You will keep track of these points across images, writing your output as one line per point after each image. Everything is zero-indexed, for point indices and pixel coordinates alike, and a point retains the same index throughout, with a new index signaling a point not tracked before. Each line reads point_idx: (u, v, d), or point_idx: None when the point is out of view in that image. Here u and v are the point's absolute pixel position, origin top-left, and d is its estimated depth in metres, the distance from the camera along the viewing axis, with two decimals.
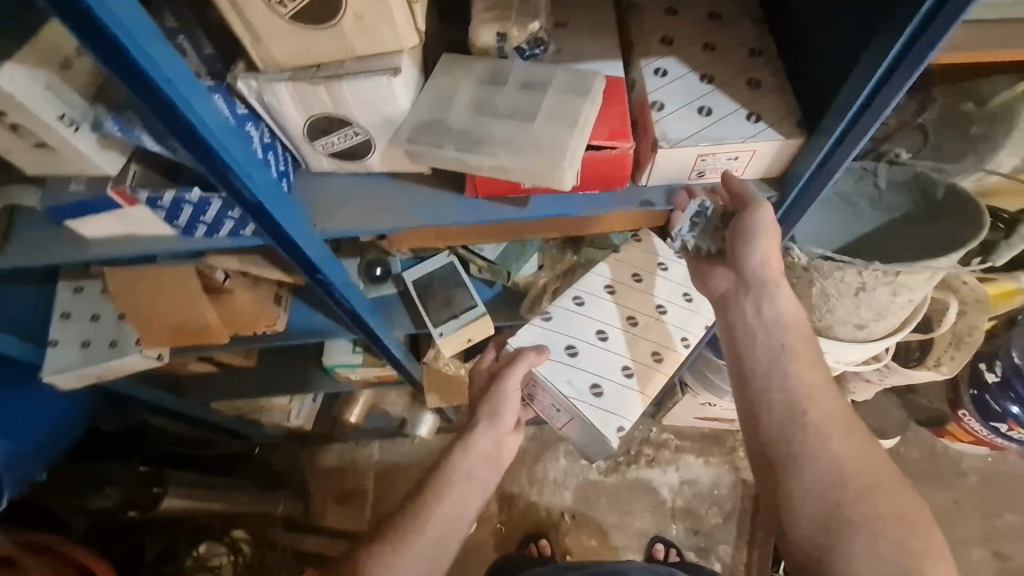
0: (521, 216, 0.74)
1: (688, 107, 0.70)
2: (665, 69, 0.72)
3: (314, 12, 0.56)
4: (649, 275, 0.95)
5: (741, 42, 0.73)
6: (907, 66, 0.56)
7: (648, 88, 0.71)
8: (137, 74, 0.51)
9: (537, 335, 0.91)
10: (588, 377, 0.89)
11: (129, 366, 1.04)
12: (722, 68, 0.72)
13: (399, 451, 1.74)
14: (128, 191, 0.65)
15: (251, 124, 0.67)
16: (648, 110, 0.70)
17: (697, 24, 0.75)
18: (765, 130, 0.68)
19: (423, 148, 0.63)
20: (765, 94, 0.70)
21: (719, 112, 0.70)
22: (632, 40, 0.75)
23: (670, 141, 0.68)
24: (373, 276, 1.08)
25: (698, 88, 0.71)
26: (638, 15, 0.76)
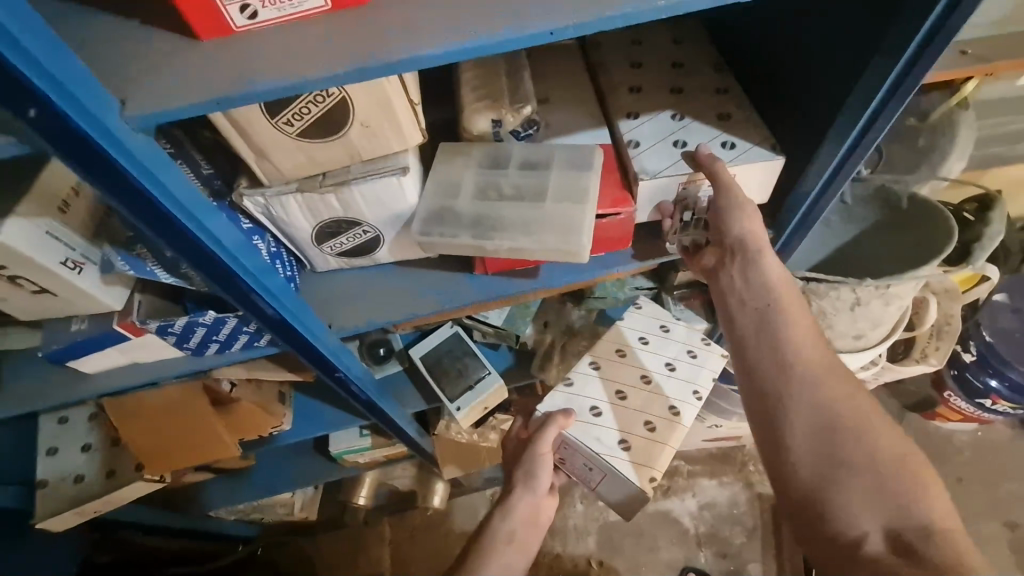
0: (533, 287, 0.75)
1: (663, 142, 0.72)
2: (637, 112, 0.74)
3: (323, 126, 0.56)
4: (655, 337, 0.98)
5: (705, 81, 0.77)
6: (897, 97, 0.61)
7: (623, 130, 0.72)
8: (158, 212, 0.47)
9: (561, 399, 0.91)
10: (615, 434, 0.89)
11: (129, 495, 0.96)
12: (690, 105, 0.75)
13: (411, 526, 1.67)
14: (136, 323, 0.63)
15: (258, 236, 0.66)
16: (625, 147, 0.72)
17: (664, 68, 0.78)
18: (741, 155, 0.71)
19: (437, 239, 0.65)
20: (740, 123, 0.73)
21: (694, 142, 0.72)
22: (603, 89, 0.77)
23: (650, 175, 0.69)
24: (376, 356, 1.05)
25: (668, 123, 0.73)
26: (604, 71, 0.78)
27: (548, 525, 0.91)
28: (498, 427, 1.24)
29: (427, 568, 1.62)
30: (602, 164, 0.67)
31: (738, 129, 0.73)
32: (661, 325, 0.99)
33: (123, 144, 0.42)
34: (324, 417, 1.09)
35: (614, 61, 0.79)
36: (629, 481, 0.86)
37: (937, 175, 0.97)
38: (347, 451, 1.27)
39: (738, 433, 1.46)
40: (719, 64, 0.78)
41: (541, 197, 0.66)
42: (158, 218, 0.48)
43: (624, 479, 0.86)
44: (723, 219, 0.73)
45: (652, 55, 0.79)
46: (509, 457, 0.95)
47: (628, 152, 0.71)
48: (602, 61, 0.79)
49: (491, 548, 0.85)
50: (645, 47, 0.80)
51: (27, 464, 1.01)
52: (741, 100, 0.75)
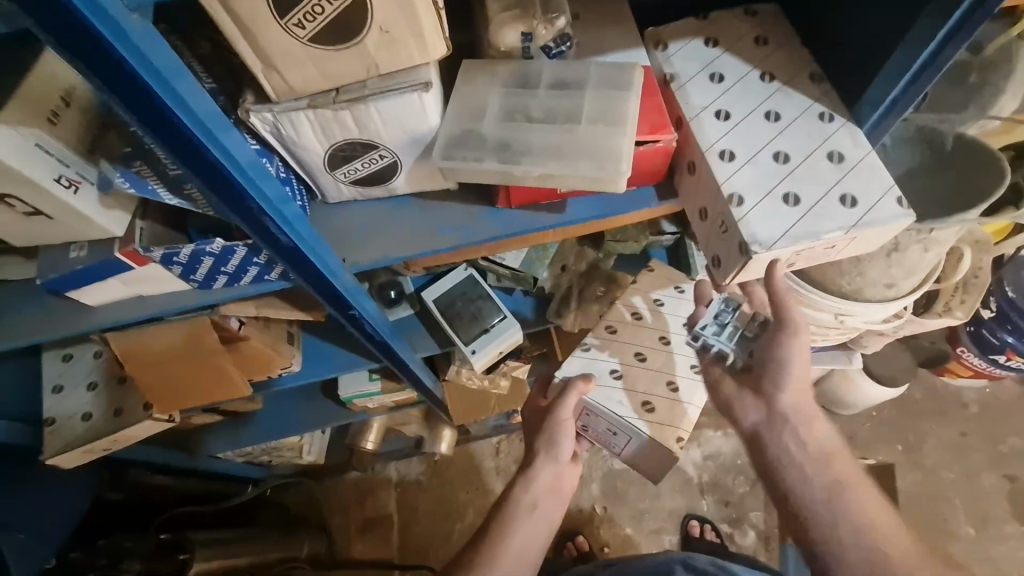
0: (559, 223, 0.70)
1: (771, 197, 0.64)
2: (727, 112, 0.67)
3: (336, 32, 0.50)
4: (669, 299, 0.97)
5: (805, 107, 0.68)
6: (960, 38, 0.55)
7: (710, 138, 0.66)
8: (163, 115, 0.42)
9: (580, 366, 0.93)
10: (636, 396, 0.91)
11: (139, 433, 0.94)
12: (795, 142, 0.66)
13: (419, 470, 1.71)
14: (139, 250, 0.58)
15: (266, 159, 0.61)
16: (717, 158, 0.65)
17: (757, 92, 0.69)
18: (864, 215, 0.63)
19: (460, 165, 0.60)
20: (857, 171, 0.65)
21: (807, 199, 0.64)
22: (687, 119, 0.67)
23: (766, 246, 0.62)
24: (387, 299, 1.01)
25: (776, 172, 0.65)
26: (685, 94, 0.68)
27: (570, 495, 0.92)
28: (508, 373, 1.23)
29: (434, 512, 1.67)
30: (641, 86, 0.62)
31: (855, 178, 0.64)
32: (674, 285, 0.99)
33: (117, 26, 0.35)
34: (335, 360, 1.07)
35: (691, 76, 0.69)
36: (655, 441, 0.90)
37: (987, 114, 0.91)
38: (356, 395, 1.26)
39: None
40: (816, 79, 0.69)
41: (575, 120, 0.61)
42: (161, 124, 0.43)
43: (651, 440, 0.90)
44: (779, 365, 0.79)
45: (740, 72, 0.70)
46: (528, 425, 0.96)
47: (732, 212, 0.63)
48: (680, 77, 0.69)
49: (512, 516, 0.85)
50: (725, 56, 0.71)
51: (31, 400, 0.99)
52: (854, 137, 0.66)
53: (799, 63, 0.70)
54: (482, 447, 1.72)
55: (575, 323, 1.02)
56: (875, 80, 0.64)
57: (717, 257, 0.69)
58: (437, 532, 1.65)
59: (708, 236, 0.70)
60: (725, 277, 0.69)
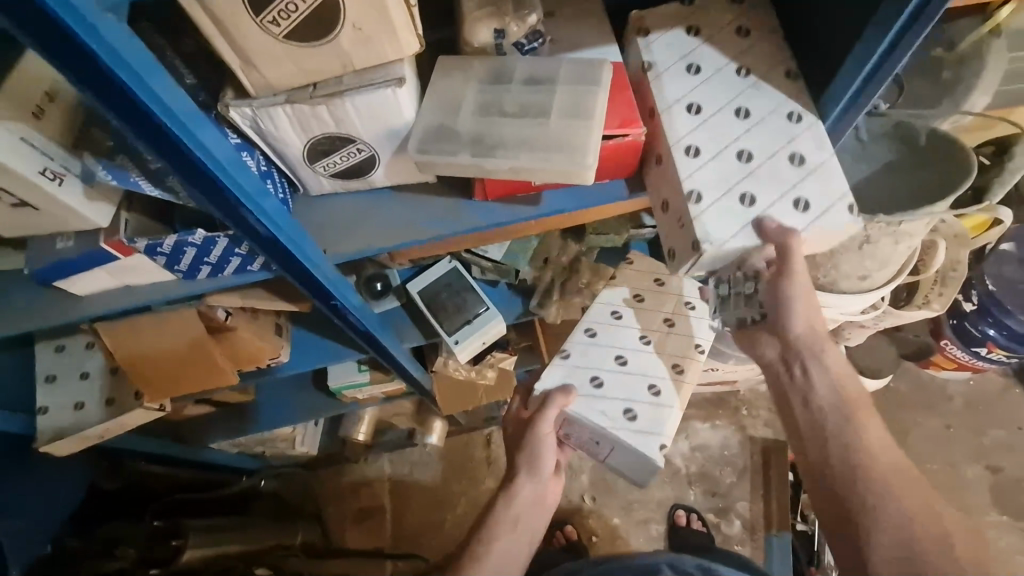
0: (535, 215, 0.72)
1: (728, 195, 0.66)
2: (698, 106, 0.69)
3: (310, 29, 0.52)
4: (648, 291, 0.99)
5: (776, 107, 0.69)
6: (918, 27, 0.57)
7: (678, 132, 0.68)
8: (139, 109, 0.43)
9: (561, 376, 0.93)
10: (618, 404, 0.91)
11: (130, 422, 0.96)
12: (761, 140, 0.68)
13: (411, 461, 1.74)
14: (124, 241, 0.60)
15: (246, 153, 0.63)
16: (682, 154, 0.67)
17: (731, 87, 0.70)
18: (814, 223, 0.66)
19: (434, 158, 0.62)
20: (817, 176, 0.67)
21: (762, 201, 0.66)
22: (658, 110, 0.69)
23: (716, 245, 0.65)
24: (374, 291, 1.03)
25: (738, 170, 0.67)
26: (660, 85, 0.70)
27: (554, 507, 0.95)
28: (496, 365, 1.24)
29: (426, 501, 1.71)
30: (610, 81, 0.64)
31: (813, 183, 0.67)
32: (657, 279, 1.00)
33: (90, 24, 0.37)
34: (323, 350, 1.09)
35: (669, 67, 0.71)
36: (637, 450, 0.89)
37: (960, 109, 0.91)
38: (346, 386, 1.28)
39: (734, 376, 1.45)
40: (790, 77, 0.71)
41: (546, 115, 0.63)
42: (137, 118, 0.44)
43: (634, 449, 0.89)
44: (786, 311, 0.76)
45: (716, 64, 0.71)
46: (510, 437, 0.98)
47: (688, 208, 0.66)
48: (657, 66, 0.71)
49: (495, 531, 0.88)
50: (704, 49, 0.72)
51: (26, 388, 1.01)
52: (820, 141, 0.68)
53: (767, 61, 0.72)
54: (475, 438, 1.75)
55: (557, 315, 1.06)
56: (836, 77, 0.66)
57: (671, 249, 0.71)
58: (428, 522, 1.69)
59: (666, 230, 0.72)
60: (676, 270, 0.71)
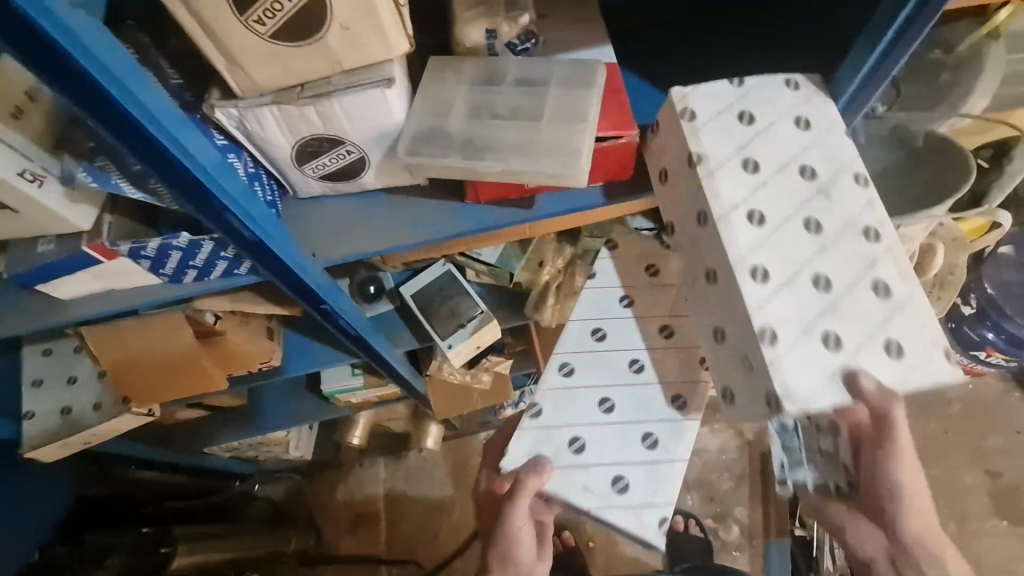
0: (528, 219, 0.71)
1: (809, 336, 0.58)
2: (762, 216, 0.61)
3: (296, 28, 0.51)
4: (637, 295, 0.92)
5: (850, 219, 0.61)
6: (915, 27, 0.57)
7: (743, 250, 0.60)
8: (115, 110, 0.42)
9: (531, 442, 0.87)
10: (603, 471, 0.85)
11: (118, 427, 0.95)
12: (837, 265, 0.60)
13: (406, 466, 1.73)
14: (107, 244, 0.59)
15: (233, 154, 0.62)
16: (750, 279, 0.59)
17: (796, 191, 0.62)
18: (908, 373, 0.58)
19: (425, 160, 0.61)
20: (902, 311, 0.59)
21: (848, 345, 0.58)
22: (716, 220, 0.61)
23: (800, 406, 0.57)
24: (366, 295, 1.02)
25: (816, 302, 0.59)
26: (714, 186, 0.61)
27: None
28: (491, 369, 1.23)
29: (422, 507, 1.69)
30: (603, 83, 0.63)
31: (901, 320, 0.59)
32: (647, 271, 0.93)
33: (60, 22, 0.36)
34: (315, 354, 1.07)
35: (724, 160, 0.62)
36: (634, 525, 0.83)
37: (957, 112, 0.90)
38: (339, 390, 1.26)
39: None
40: (861, 182, 0.63)
41: (538, 117, 0.62)
42: (115, 119, 0.43)
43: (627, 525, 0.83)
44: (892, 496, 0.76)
45: (776, 160, 0.63)
46: (488, 516, 0.97)
47: (764, 353, 0.57)
48: (709, 159, 0.62)
49: None
50: (760, 139, 0.63)
51: (13, 392, 1.00)
52: (902, 267, 0.60)
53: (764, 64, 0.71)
54: (470, 443, 1.73)
55: (553, 318, 1.04)
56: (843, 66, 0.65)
57: (730, 391, 0.64)
58: (425, 527, 1.67)
59: (723, 367, 0.65)
60: (738, 415, 0.64)
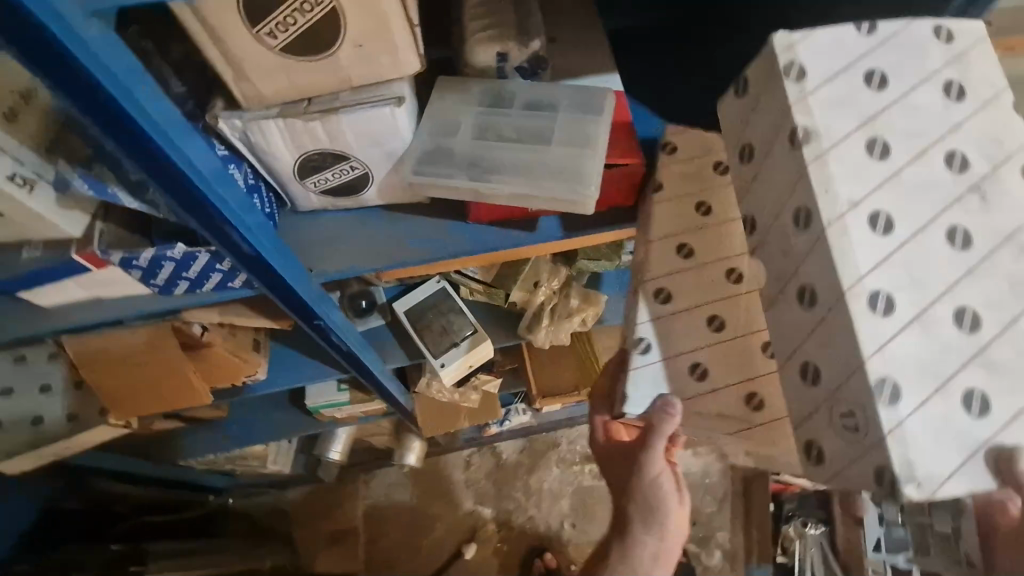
0: (529, 241, 0.71)
1: (946, 393, 0.41)
2: (886, 219, 0.44)
3: (308, 42, 0.50)
4: (695, 240, 0.64)
5: (1015, 227, 0.44)
6: None
7: (859, 266, 0.43)
8: (121, 119, 0.41)
9: (652, 382, 0.61)
10: (737, 396, 0.58)
11: (95, 439, 0.91)
12: (992, 296, 0.43)
13: (387, 482, 1.70)
14: (97, 253, 0.57)
15: (234, 165, 0.61)
16: (869, 305, 0.42)
17: (940, 184, 0.45)
18: None
19: (431, 180, 0.62)
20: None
21: (1003, 411, 0.41)
22: (826, 225, 0.44)
23: (925, 490, 0.40)
24: (358, 309, 1.00)
25: (962, 346, 0.42)
26: (825, 176, 0.45)
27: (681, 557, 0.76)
28: (480, 388, 1.22)
29: (402, 525, 1.66)
30: (612, 110, 0.64)
31: None
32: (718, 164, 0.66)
33: (72, 29, 0.34)
34: (301, 368, 1.05)
35: (838, 139, 0.45)
36: None
37: None
38: (324, 405, 1.24)
39: None
40: None
41: (543, 143, 0.63)
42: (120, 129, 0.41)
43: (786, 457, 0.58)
44: None
45: (914, 147, 0.46)
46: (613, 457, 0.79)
47: (880, 411, 0.41)
48: (821, 136, 0.45)
49: None
50: (892, 111, 0.46)
51: None
52: None
53: None
54: (454, 460, 1.71)
55: (546, 338, 1.04)
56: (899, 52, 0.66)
57: (819, 450, 0.46)
58: (405, 546, 1.64)
59: (807, 412, 0.47)
60: (826, 483, 0.46)
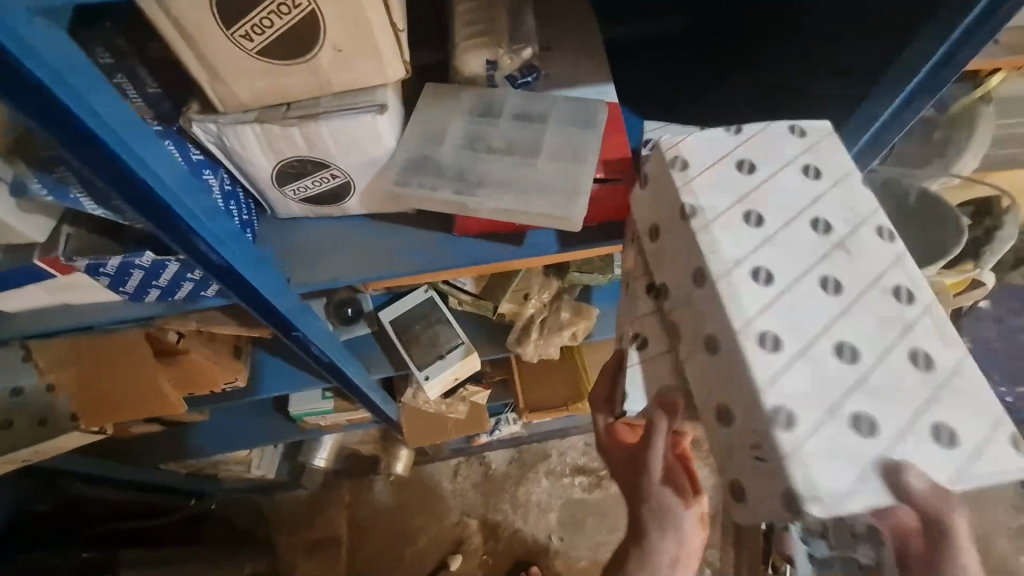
0: (519, 255, 0.69)
1: (835, 419, 0.42)
2: (766, 270, 0.46)
3: (285, 45, 0.48)
4: None
5: (876, 272, 0.47)
6: (949, 68, 0.58)
7: (746, 311, 0.44)
8: (70, 124, 0.38)
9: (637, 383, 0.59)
10: None
11: (65, 445, 0.88)
12: (865, 331, 0.45)
13: (373, 490, 1.67)
14: (62, 259, 0.55)
15: (208, 171, 0.59)
16: (761, 349, 0.43)
17: (806, 242, 0.48)
18: (976, 470, 0.42)
19: (414, 191, 0.59)
20: (952, 391, 0.44)
21: (889, 433, 0.42)
22: (713, 280, 0.46)
23: (829, 507, 0.40)
24: (344, 317, 0.98)
25: (842, 377, 0.43)
26: (711, 239, 0.47)
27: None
28: (468, 399, 1.19)
29: (386, 534, 1.63)
30: (604, 123, 0.63)
31: (953, 400, 0.43)
32: None
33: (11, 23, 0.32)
34: (283, 376, 1.02)
35: (720, 211, 0.49)
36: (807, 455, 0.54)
37: (950, 170, 0.91)
38: (308, 413, 1.21)
39: None
40: (885, 235, 0.49)
41: (534, 154, 0.60)
42: (70, 136, 0.39)
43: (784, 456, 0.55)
44: None
45: (782, 212, 0.49)
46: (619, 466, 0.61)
47: (780, 440, 0.41)
48: (704, 211, 0.48)
49: None
50: (763, 184, 0.50)
51: None
52: (943, 334, 0.46)
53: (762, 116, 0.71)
54: (442, 470, 1.68)
55: (535, 351, 1.01)
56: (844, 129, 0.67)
57: (740, 488, 0.45)
58: (388, 557, 1.61)
59: (724, 452, 0.46)
60: (749, 523, 0.44)
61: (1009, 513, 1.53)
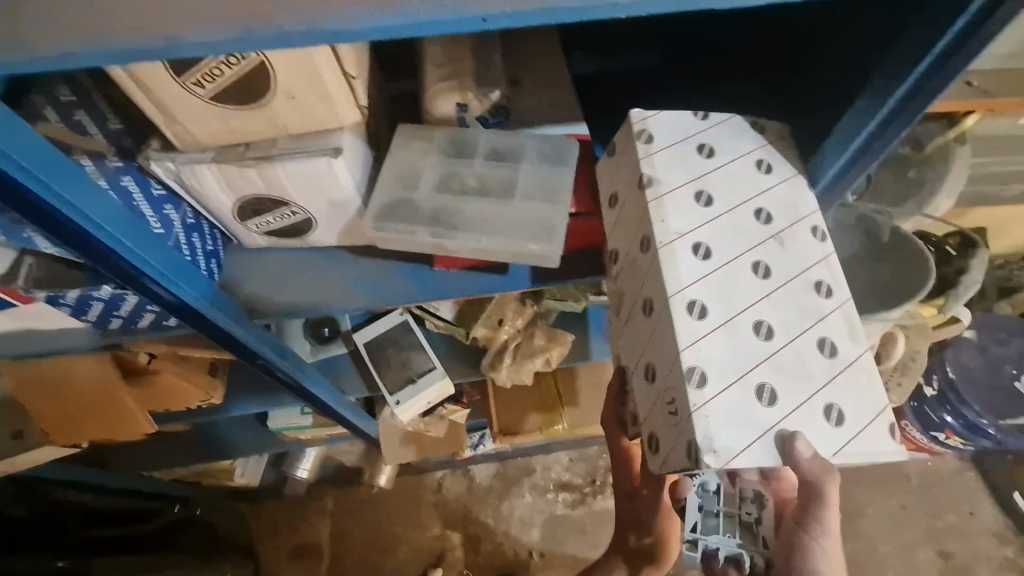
0: (483, 289, 0.69)
1: (743, 384, 0.47)
2: (706, 248, 0.51)
3: (236, 92, 0.49)
4: None
5: (803, 267, 0.53)
6: (915, 104, 0.51)
7: (682, 279, 0.50)
8: None
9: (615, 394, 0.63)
10: None
11: (40, 459, 0.89)
12: (783, 315, 0.51)
13: (355, 500, 1.67)
14: (20, 291, 0.55)
15: (170, 205, 0.59)
16: (688, 313, 0.49)
17: (749, 230, 0.53)
18: (848, 445, 0.48)
19: (391, 236, 0.60)
20: (847, 379, 0.50)
21: (784, 400, 0.48)
22: (657, 246, 0.51)
23: (720, 458, 0.45)
24: (320, 336, 1.00)
25: (755, 348, 0.49)
26: (661, 212, 0.52)
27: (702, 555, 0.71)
28: (446, 418, 1.19)
29: (366, 545, 1.63)
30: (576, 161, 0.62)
31: (844, 386, 0.49)
32: None
33: None
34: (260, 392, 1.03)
35: (674, 186, 0.53)
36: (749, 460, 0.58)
37: (923, 209, 0.92)
38: (287, 427, 1.22)
39: None
40: (819, 235, 0.54)
41: (507, 194, 0.61)
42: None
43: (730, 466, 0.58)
44: None
45: (734, 198, 0.54)
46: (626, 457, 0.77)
47: (688, 394, 0.46)
48: (660, 184, 0.53)
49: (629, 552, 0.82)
50: (717, 172, 0.55)
51: None
52: (852, 330, 0.51)
53: None
54: (425, 481, 1.68)
55: (507, 377, 1.01)
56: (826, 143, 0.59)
57: (655, 438, 0.50)
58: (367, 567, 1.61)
59: (651, 408, 0.50)
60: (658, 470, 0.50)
61: (993, 542, 1.51)
